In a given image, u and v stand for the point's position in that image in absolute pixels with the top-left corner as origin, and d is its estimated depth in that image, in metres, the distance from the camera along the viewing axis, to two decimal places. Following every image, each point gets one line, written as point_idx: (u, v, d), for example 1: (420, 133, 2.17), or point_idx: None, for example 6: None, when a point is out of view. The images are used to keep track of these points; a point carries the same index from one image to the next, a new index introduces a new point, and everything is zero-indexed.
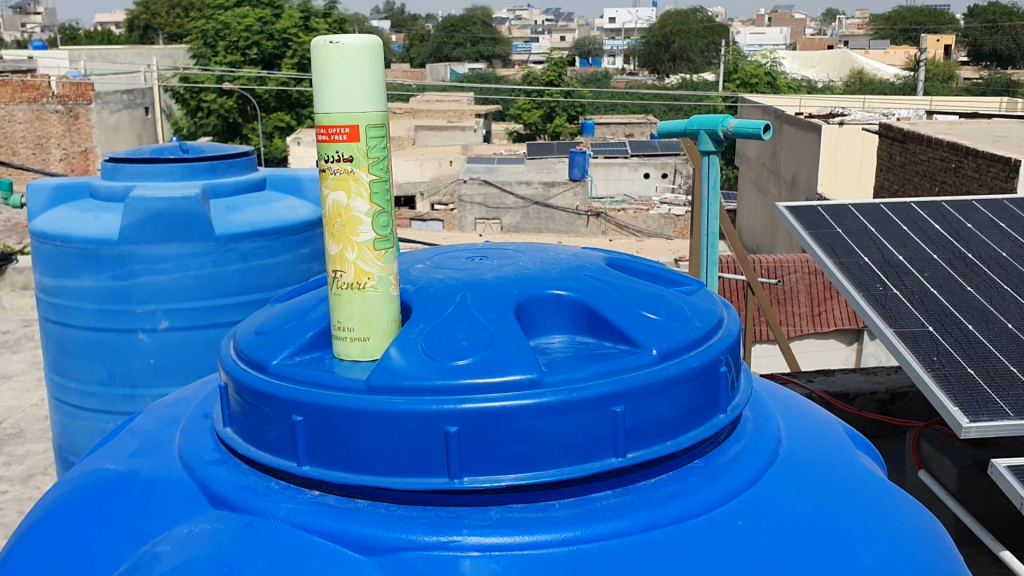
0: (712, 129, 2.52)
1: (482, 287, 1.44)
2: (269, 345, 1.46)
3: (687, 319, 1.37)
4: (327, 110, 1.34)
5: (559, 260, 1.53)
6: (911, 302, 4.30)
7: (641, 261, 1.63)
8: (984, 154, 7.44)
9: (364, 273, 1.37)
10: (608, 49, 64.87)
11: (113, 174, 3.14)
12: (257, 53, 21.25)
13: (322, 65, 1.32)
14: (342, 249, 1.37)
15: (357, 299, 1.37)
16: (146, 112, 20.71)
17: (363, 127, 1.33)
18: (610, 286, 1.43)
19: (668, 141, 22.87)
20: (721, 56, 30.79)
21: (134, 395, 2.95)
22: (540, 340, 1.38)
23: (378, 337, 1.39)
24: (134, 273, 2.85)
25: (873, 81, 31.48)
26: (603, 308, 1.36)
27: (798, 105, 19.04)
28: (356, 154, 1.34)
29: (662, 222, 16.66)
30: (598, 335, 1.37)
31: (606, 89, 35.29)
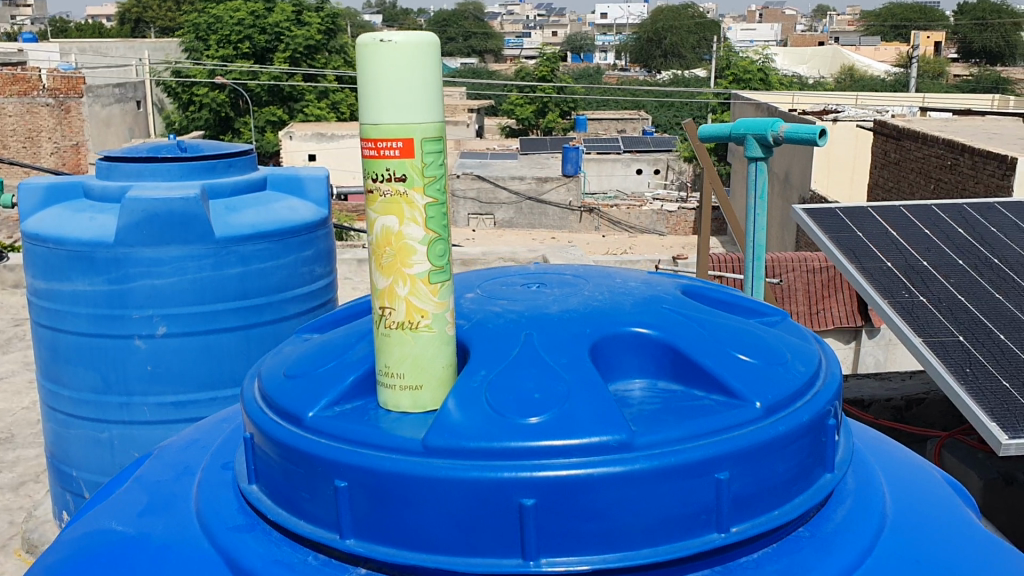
0: (760, 134, 2.41)
1: (548, 323, 1.32)
2: (305, 392, 1.34)
3: (787, 364, 1.26)
4: (376, 121, 1.18)
5: (629, 292, 1.43)
6: (940, 310, 4.05)
7: (717, 290, 1.54)
8: (979, 151, 7.31)
9: (417, 312, 1.22)
10: (601, 46, 64.91)
11: (107, 173, 2.92)
12: (250, 47, 21.05)
13: (370, 64, 1.17)
14: (391, 282, 1.22)
15: (407, 342, 1.23)
16: (138, 105, 20.52)
17: (418, 140, 1.18)
18: (694, 328, 1.31)
19: (660, 138, 22.78)
20: (713, 52, 30.73)
21: (130, 404, 2.80)
22: (619, 386, 1.27)
23: (433, 386, 1.25)
24: (128, 277, 2.66)
25: (864, 78, 31.50)
26: (692, 351, 1.25)
27: (791, 101, 18.96)
28: (410, 173, 1.19)
29: (654, 219, 17.26)
30: (686, 383, 1.25)
31: (598, 85, 35.19)
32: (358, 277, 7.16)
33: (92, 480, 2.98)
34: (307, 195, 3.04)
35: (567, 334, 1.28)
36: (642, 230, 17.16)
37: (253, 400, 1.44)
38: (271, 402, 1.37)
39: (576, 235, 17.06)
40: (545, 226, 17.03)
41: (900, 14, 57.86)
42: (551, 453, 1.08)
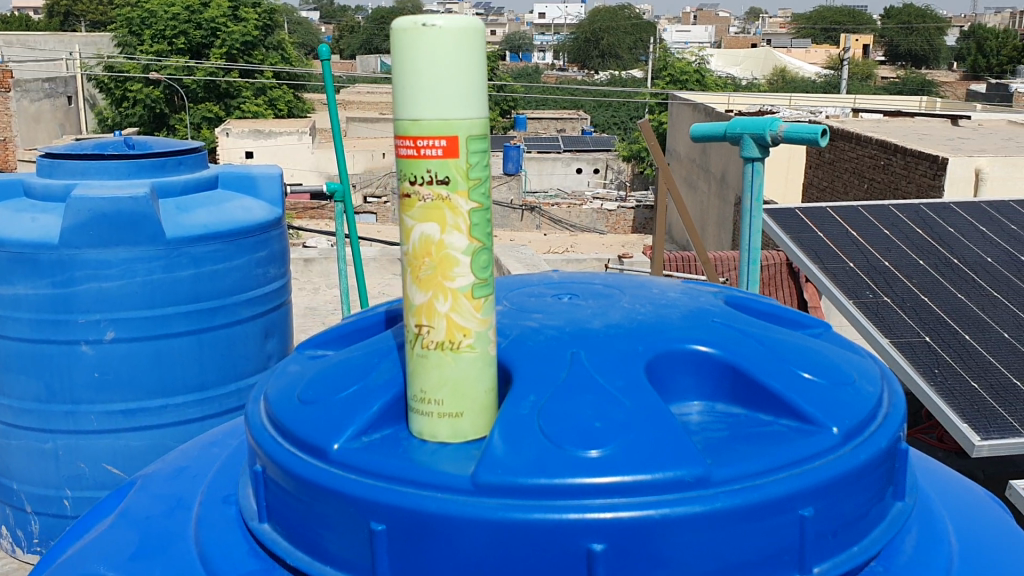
0: (758, 134, 2.44)
1: (596, 340, 1.33)
2: (326, 422, 1.24)
3: (856, 384, 1.33)
4: (416, 117, 1.13)
5: (674, 307, 1.49)
6: (904, 310, 4.01)
7: (757, 300, 1.62)
8: (912, 151, 7.41)
9: (459, 330, 1.18)
10: (539, 46, 65.19)
11: (50, 172, 2.79)
12: (185, 42, 20.58)
13: (413, 53, 1.12)
14: (431, 296, 1.17)
15: (448, 363, 1.18)
16: (69, 101, 19.96)
17: (463, 139, 1.13)
18: (754, 347, 1.36)
19: (599, 137, 22.90)
20: (650, 53, 31.00)
21: (75, 412, 2.65)
22: (678, 408, 1.30)
23: (474, 412, 1.20)
24: (74, 280, 2.52)
25: (797, 79, 32.09)
26: (758, 372, 1.28)
27: (728, 102, 19.19)
28: (454, 175, 1.14)
29: (594, 218, 17.69)
30: (749, 407, 1.29)
31: (537, 84, 35.27)
32: (304, 278, 7.00)
33: (35, 494, 2.79)
34: (260, 194, 2.92)
35: (617, 349, 1.30)
36: (584, 229, 17.58)
37: (261, 426, 1.35)
38: (284, 428, 1.28)
39: (518, 234, 17.03)
40: None
41: (830, 17, 59.15)
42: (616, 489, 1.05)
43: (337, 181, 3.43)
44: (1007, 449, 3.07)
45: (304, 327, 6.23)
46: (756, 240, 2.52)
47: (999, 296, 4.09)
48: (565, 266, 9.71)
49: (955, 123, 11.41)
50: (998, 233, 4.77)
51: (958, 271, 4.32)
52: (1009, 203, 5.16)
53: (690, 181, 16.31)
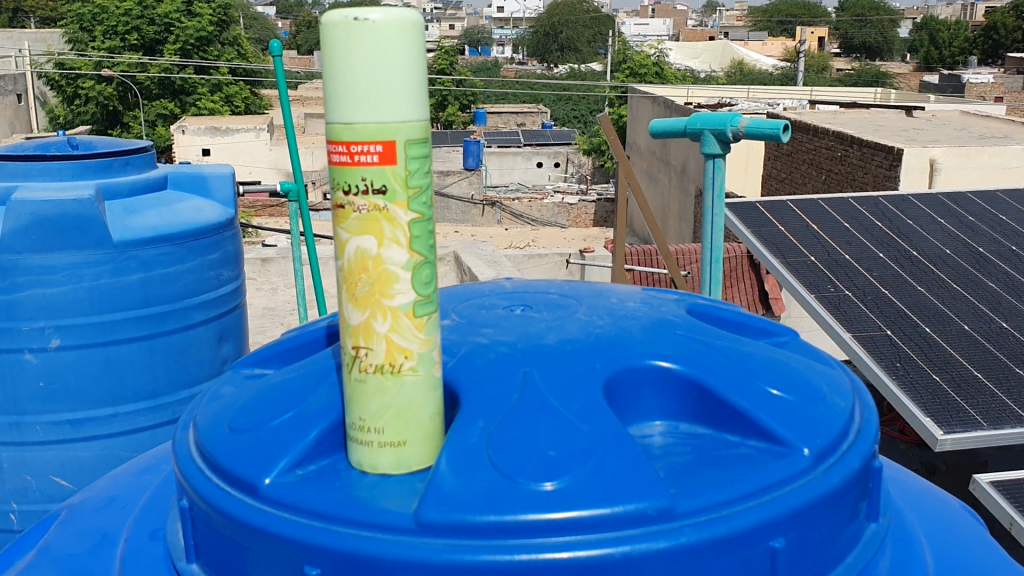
0: (719, 129, 2.38)
1: (547, 356, 1.28)
2: (254, 453, 1.19)
3: (827, 399, 1.28)
4: (349, 121, 1.04)
5: (634, 318, 1.44)
6: (865, 303, 3.97)
7: (721, 308, 1.58)
8: (867, 142, 7.43)
9: (401, 352, 1.09)
10: (498, 40, 65.33)
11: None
12: (138, 38, 20.19)
13: (343, 51, 1.03)
14: (369, 315, 1.08)
15: (393, 390, 1.09)
16: (18, 99, 19.52)
17: (401, 143, 1.05)
18: (719, 359, 1.31)
19: (559, 131, 22.91)
20: (609, 47, 31.07)
21: (19, 424, 2.47)
22: (640, 429, 1.25)
23: (420, 439, 1.12)
24: (16, 286, 2.37)
25: (754, 70, 32.41)
26: (723, 388, 1.23)
27: (687, 95, 19.26)
28: (393, 184, 1.05)
29: (556, 212, 17.80)
30: (716, 426, 1.24)
31: (497, 78, 35.24)
32: (261, 278, 6.75)
33: None
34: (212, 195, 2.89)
35: (569, 366, 1.25)
36: (544, 224, 17.50)
37: (189, 456, 1.29)
38: (212, 460, 1.22)
39: (479, 230, 16.96)
40: (448, 220, 17.47)
41: (786, 10, 59.67)
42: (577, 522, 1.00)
43: (292, 181, 3.33)
44: (970, 442, 3.01)
45: (263, 328, 6.11)
46: (717, 238, 2.46)
47: (960, 289, 4.04)
48: (526, 263, 9.63)
49: (911, 114, 11.49)
50: (957, 223, 4.75)
51: (917, 268, 4.26)
52: (968, 194, 5.12)
53: (650, 175, 16.33)
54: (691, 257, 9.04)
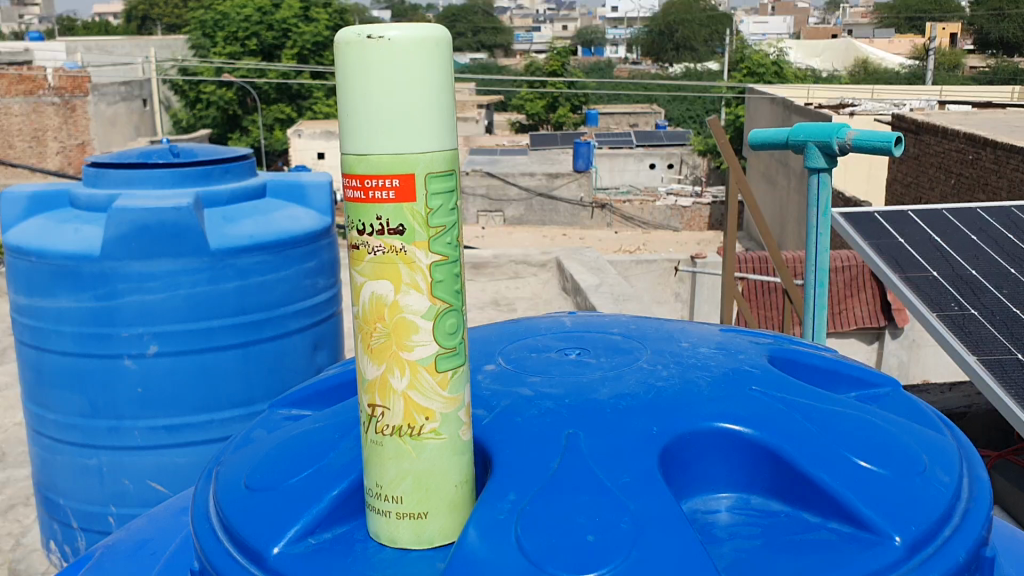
0: (824, 142, 2.14)
1: (603, 420, 1.31)
2: (262, 517, 1.20)
3: (930, 474, 1.28)
4: (363, 151, 1.00)
5: (705, 371, 1.49)
6: (995, 325, 3.61)
7: (811, 356, 1.64)
8: (1002, 145, 6.92)
9: (419, 413, 1.05)
10: (612, 40, 64.85)
11: (96, 181, 2.74)
12: (257, 44, 20.88)
13: (357, 67, 1.00)
14: (385, 370, 1.04)
15: (413, 459, 1.06)
16: (145, 104, 20.26)
17: (421, 175, 1.00)
18: (802, 427, 1.32)
19: (673, 132, 22.49)
20: (726, 47, 30.35)
21: (118, 428, 2.63)
22: (705, 499, 1.28)
23: (442, 513, 1.10)
24: (117, 292, 2.50)
25: (879, 69, 31.14)
26: (804, 462, 1.25)
27: (807, 95, 18.59)
28: (412, 223, 1.01)
29: (669, 214, 17.52)
30: (792, 502, 1.26)
31: (610, 79, 34.92)
32: None
33: (81, 508, 2.78)
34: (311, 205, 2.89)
35: (628, 429, 1.28)
36: (655, 226, 17.29)
37: (207, 513, 1.29)
38: (226, 523, 1.22)
39: (589, 233, 16.77)
40: (557, 222, 17.31)
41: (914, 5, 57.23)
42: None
43: None
44: None
45: None
46: (824, 261, 2.22)
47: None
48: (635, 269, 9.39)
49: None
50: None
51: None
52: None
53: (768, 178, 15.82)
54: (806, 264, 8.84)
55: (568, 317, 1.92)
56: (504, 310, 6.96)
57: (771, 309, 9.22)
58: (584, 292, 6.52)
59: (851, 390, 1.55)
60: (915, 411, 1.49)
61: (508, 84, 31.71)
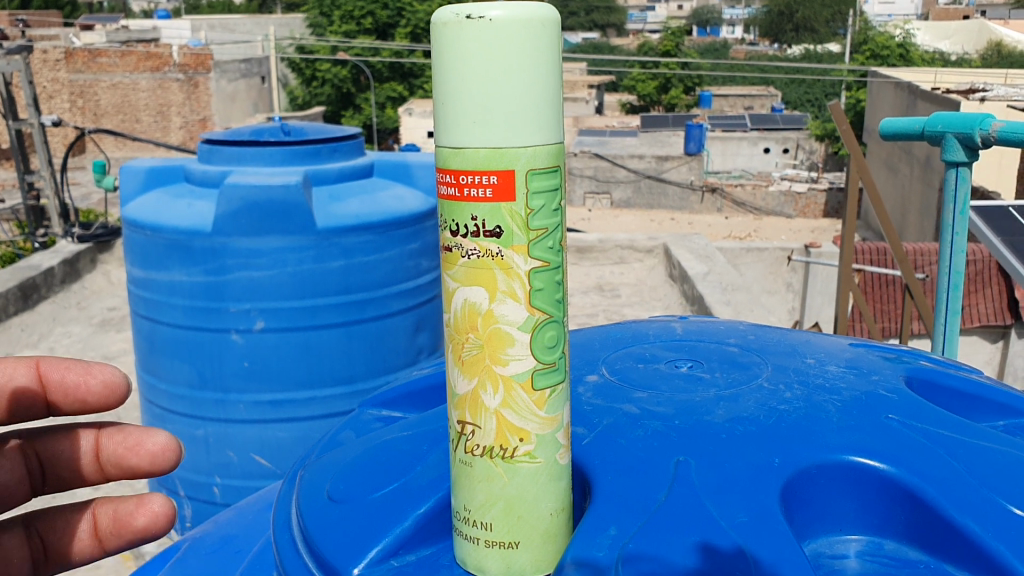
0: (964, 133, 1.97)
1: (723, 448, 1.29)
2: (344, 532, 1.19)
3: None
4: (459, 145, 0.96)
5: (835, 395, 1.44)
6: None
7: (948, 375, 1.59)
8: None
9: (512, 430, 1.00)
10: (727, 20, 63.65)
11: (210, 157, 2.87)
12: (371, 23, 21.24)
13: (453, 49, 0.95)
14: (476, 384, 1.00)
15: (505, 483, 1.01)
16: (264, 81, 20.99)
17: (521, 172, 0.95)
18: (947, 465, 1.26)
19: (790, 115, 21.90)
20: (849, 26, 29.26)
21: (225, 400, 2.72)
22: (839, 538, 1.24)
23: (533, 544, 1.05)
24: (226, 268, 2.60)
25: (1014, 52, 29.66)
26: (947, 508, 1.19)
27: (934, 78, 17.79)
28: (510, 225, 0.95)
29: (782, 201, 17.19)
30: (931, 552, 1.20)
31: (723, 59, 34.29)
32: None
33: (187, 477, 2.88)
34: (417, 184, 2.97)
35: (750, 460, 1.25)
36: (768, 212, 17.09)
37: (289, 521, 1.30)
38: (308, 533, 1.22)
39: (698, 218, 16.47)
40: (665, 206, 17.06)
41: None
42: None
43: None
44: None
45: None
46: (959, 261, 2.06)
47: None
48: (745, 257, 9.12)
49: None
50: None
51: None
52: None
53: (890, 165, 15.19)
54: (931, 258, 8.45)
55: (681, 322, 1.91)
56: (608, 295, 6.84)
57: (889, 303, 8.83)
58: (691, 280, 6.36)
59: (1000, 417, 1.51)
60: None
61: (619, 63, 31.50)
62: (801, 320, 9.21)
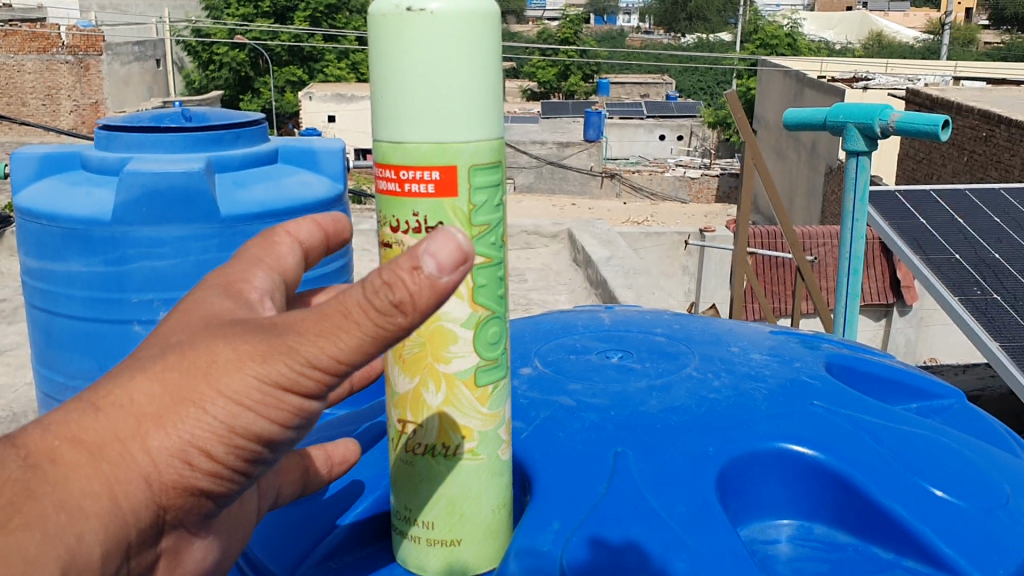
0: (866, 125, 2.79)
1: (682, 437, 1.59)
2: (280, 548, 1.56)
3: (1013, 506, 1.59)
4: (401, 139, 1.10)
5: (761, 387, 1.79)
6: (1015, 310, 4.30)
7: (864, 363, 2.03)
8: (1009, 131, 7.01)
9: (451, 428, 1.20)
10: (623, 9, 64.67)
11: (107, 144, 2.58)
12: (269, 6, 21.40)
13: (396, 40, 1.08)
14: (418, 380, 1.19)
15: (447, 481, 1.22)
16: (158, 64, 20.47)
17: (462, 167, 1.10)
18: (866, 453, 1.59)
19: (684, 103, 22.54)
20: (739, 16, 30.25)
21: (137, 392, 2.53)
22: (774, 522, 1.56)
23: (475, 539, 1.27)
24: (128, 259, 2.36)
25: (892, 44, 31.17)
26: (872, 491, 1.52)
27: (819, 68, 18.62)
28: (451, 218, 1.11)
29: (676, 185, 17.75)
30: (860, 535, 1.53)
31: (619, 48, 34.93)
32: None
33: None
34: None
35: (691, 451, 1.55)
36: (665, 196, 17.57)
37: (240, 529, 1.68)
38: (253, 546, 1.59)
39: (598, 203, 16.85)
40: (566, 191, 17.37)
41: None
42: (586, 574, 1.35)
43: None
44: None
45: None
46: (859, 240, 2.84)
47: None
48: (644, 242, 9.42)
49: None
50: None
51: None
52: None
53: (779, 151, 15.81)
54: (819, 240, 8.90)
55: (606, 314, 2.30)
56: (515, 280, 7.01)
57: (779, 284, 9.29)
58: (594, 265, 6.56)
59: (911, 400, 1.97)
60: (979, 429, 1.91)
61: (519, 51, 31.80)
62: (698, 301, 9.60)
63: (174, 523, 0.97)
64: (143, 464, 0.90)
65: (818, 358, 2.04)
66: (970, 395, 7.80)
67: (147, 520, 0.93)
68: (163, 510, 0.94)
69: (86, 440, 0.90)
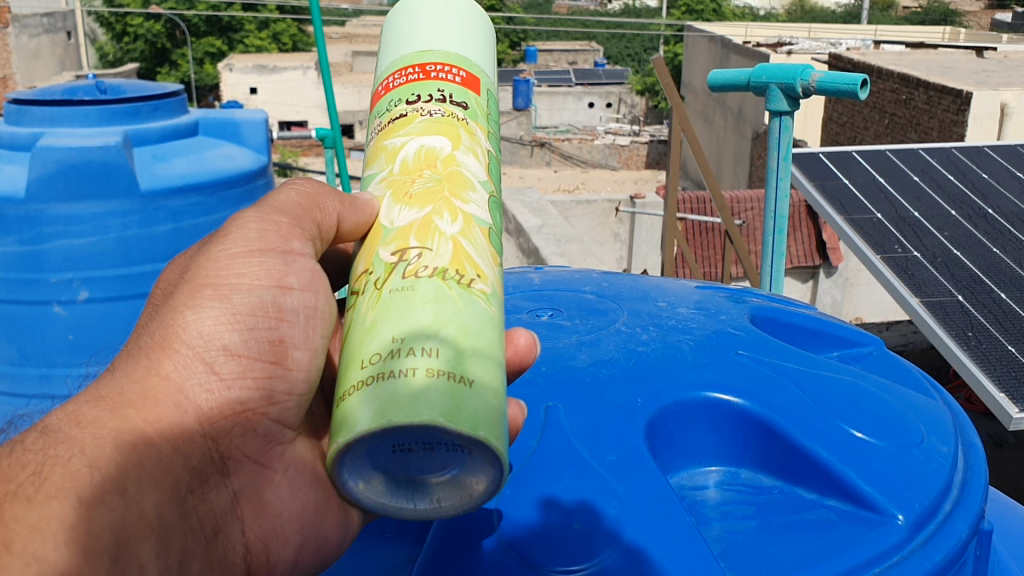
0: (789, 84, 2.72)
1: (604, 392, 1.76)
2: None
3: (930, 446, 1.75)
4: (436, 52, 1.46)
5: (687, 336, 1.95)
6: (936, 268, 4.31)
7: (787, 313, 2.17)
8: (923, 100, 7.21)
9: (466, 261, 1.24)
10: None
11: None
12: None
13: (428, 8, 1.52)
14: (430, 211, 1.29)
15: (460, 308, 1.17)
16: (68, 36, 19.73)
17: (484, 85, 1.48)
18: (789, 400, 1.76)
19: (613, 70, 22.68)
20: None
21: None
22: (703, 470, 1.74)
23: (485, 381, 1.11)
24: None
25: (814, 9, 31.91)
26: (793, 437, 1.69)
27: (745, 31, 18.85)
28: (473, 105, 1.45)
29: (606, 153, 18.06)
30: (785, 480, 1.71)
31: (547, 15, 35.03)
32: None
33: None
34: (245, 140, 3.81)
35: (622, 403, 1.73)
36: (595, 164, 17.92)
37: None
38: None
39: (528, 172, 16.87)
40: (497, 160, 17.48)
41: None
42: (536, 531, 1.53)
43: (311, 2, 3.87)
44: None
45: None
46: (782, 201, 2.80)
47: (1002, 255, 4.35)
48: (574, 210, 9.38)
49: (974, 73, 11.16)
50: None
51: (965, 232, 4.56)
52: (984, 148, 5.38)
53: (706, 115, 15.95)
54: (747, 204, 8.98)
55: (536, 274, 2.42)
56: None
57: (709, 250, 9.35)
58: (525, 235, 6.45)
59: (835, 348, 2.11)
60: (897, 372, 2.03)
61: None
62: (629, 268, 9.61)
63: (238, 460, 1.34)
64: (170, 406, 1.26)
65: (744, 310, 2.16)
66: (893, 350, 8.03)
67: (199, 452, 1.29)
68: (213, 440, 1.30)
69: (103, 399, 1.24)
